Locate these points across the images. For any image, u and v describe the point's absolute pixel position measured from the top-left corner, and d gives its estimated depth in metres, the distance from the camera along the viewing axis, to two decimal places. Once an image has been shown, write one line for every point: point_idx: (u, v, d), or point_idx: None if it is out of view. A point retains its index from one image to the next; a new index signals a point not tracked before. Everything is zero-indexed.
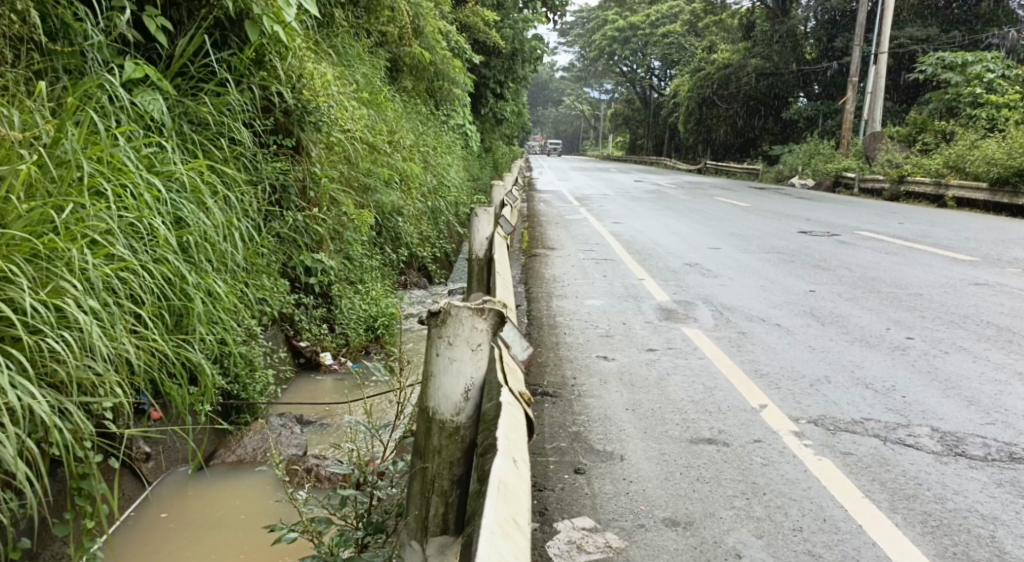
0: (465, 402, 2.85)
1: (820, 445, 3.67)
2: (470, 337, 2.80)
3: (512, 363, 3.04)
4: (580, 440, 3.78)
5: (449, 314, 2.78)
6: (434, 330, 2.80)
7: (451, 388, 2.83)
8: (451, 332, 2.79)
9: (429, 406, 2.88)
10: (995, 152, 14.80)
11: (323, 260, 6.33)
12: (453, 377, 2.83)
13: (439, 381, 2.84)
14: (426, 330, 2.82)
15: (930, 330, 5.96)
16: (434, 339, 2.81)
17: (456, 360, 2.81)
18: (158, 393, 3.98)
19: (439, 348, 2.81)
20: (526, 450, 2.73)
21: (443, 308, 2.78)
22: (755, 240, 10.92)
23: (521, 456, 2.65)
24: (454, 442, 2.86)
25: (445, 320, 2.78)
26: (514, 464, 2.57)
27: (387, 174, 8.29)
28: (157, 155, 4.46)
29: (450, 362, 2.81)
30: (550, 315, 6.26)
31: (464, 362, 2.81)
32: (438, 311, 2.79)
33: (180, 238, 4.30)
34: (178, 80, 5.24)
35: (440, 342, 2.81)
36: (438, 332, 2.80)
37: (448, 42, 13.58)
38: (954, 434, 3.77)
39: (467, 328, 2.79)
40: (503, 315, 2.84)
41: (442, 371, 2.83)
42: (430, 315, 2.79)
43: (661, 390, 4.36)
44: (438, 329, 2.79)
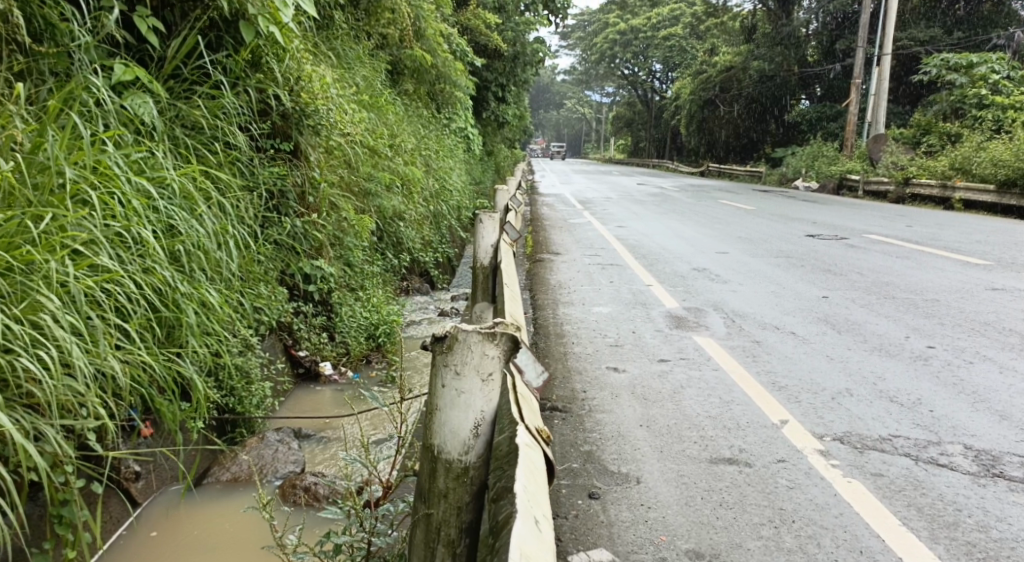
0: (474, 439, 2.67)
1: (848, 466, 3.46)
2: (479, 365, 2.61)
3: (524, 391, 2.86)
4: (593, 461, 3.58)
5: (455, 339, 2.59)
6: (439, 357, 2.61)
7: (458, 423, 2.65)
8: (458, 360, 2.59)
9: (434, 444, 2.69)
10: (1003, 154, 14.55)
11: (323, 267, 6.14)
12: (460, 410, 2.65)
13: (445, 415, 2.66)
14: (431, 358, 2.63)
15: (951, 338, 5.75)
16: (439, 368, 2.63)
17: (463, 392, 2.63)
18: (146, 410, 3.78)
19: (445, 379, 2.63)
20: (545, 502, 2.50)
21: (449, 332, 2.59)
22: (763, 244, 10.70)
23: (542, 512, 2.42)
24: (461, 484, 2.68)
25: (451, 346, 2.59)
26: (535, 523, 2.36)
27: (388, 179, 8.10)
28: (148, 160, 4.27)
29: (458, 393, 2.63)
30: (557, 324, 6.07)
31: (472, 394, 2.63)
32: (445, 336, 2.60)
33: (172, 247, 4.10)
34: (171, 82, 5.04)
35: (446, 372, 2.62)
36: (443, 360, 2.61)
37: (450, 45, 13.39)
38: (989, 453, 3.57)
39: (476, 355, 2.60)
40: (517, 340, 2.63)
41: (448, 404, 2.64)
42: (435, 341, 2.60)
43: (675, 404, 4.16)
44: (443, 355, 2.60)
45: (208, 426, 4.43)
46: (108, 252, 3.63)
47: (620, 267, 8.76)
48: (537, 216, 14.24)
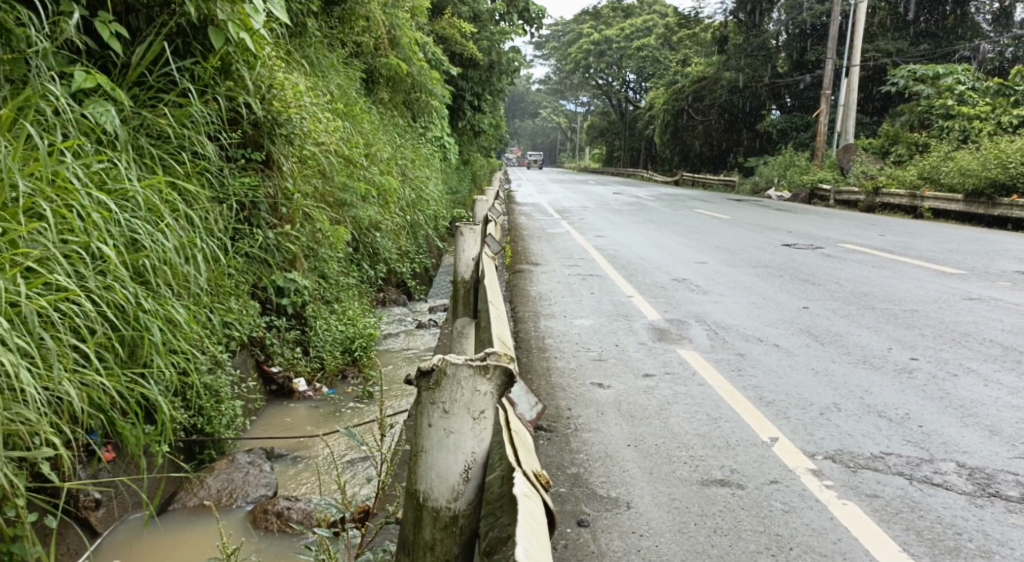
0: (464, 484, 2.56)
1: (842, 487, 3.40)
2: (470, 402, 2.49)
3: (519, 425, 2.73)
4: (581, 484, 3.46)
5: (443, 374, 2.47)
6: (425, 395, 2.50)
7: (447, 465, 2.54)
8: (447, 397, 2.48)
9: (420, 491, 2.57)
10: (970, 163, 14.65)
11: (296, 280, 6.00)
12: (448, 452, 2.53)
13: (433, 457, 2.54)
14: (417, 395, 2.52)
15: (934, 350, 5.69)
16: (426, 406, 2.51)
17: (453, 431, 2.51)
18: (107, 433, 3.66)
19: (433, 418, 2.51)
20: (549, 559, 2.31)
21: (436, 366, 2.47)
22: (741, 253, 10.66)
23: None
24: (450, 534, 2.56)
25: (439, 382, 2.48)
26: None
27: (363, 189, 7.95)
28: (109, 171, 4.13)
29: (446, 434, 2.52)
30: (538, 337, 5.95)
31: (463, 434, 2.52)
32: (432, 370, 2.48)
33: (136, 262, 3.97)
34: (135, 90, 4.88)
35: (433, 410, 2.50)
36: (430, 397, 2.50)
37: (425, 53, 13.27)
38: (983, 471, 3.52)
39: (467, 391, 2.48)
40: (511, 373, 2.51)
41: (435, 446, 2.53)
42: (421, 376, 2.48)
43: (663, 422, 4.05)
44: (430, 392, 2.49)
45: (174, 447, 4.34)
46: (63, 269, 3.50)
47: (600, 278, 8.69)
48: (515, 225, 14.12)
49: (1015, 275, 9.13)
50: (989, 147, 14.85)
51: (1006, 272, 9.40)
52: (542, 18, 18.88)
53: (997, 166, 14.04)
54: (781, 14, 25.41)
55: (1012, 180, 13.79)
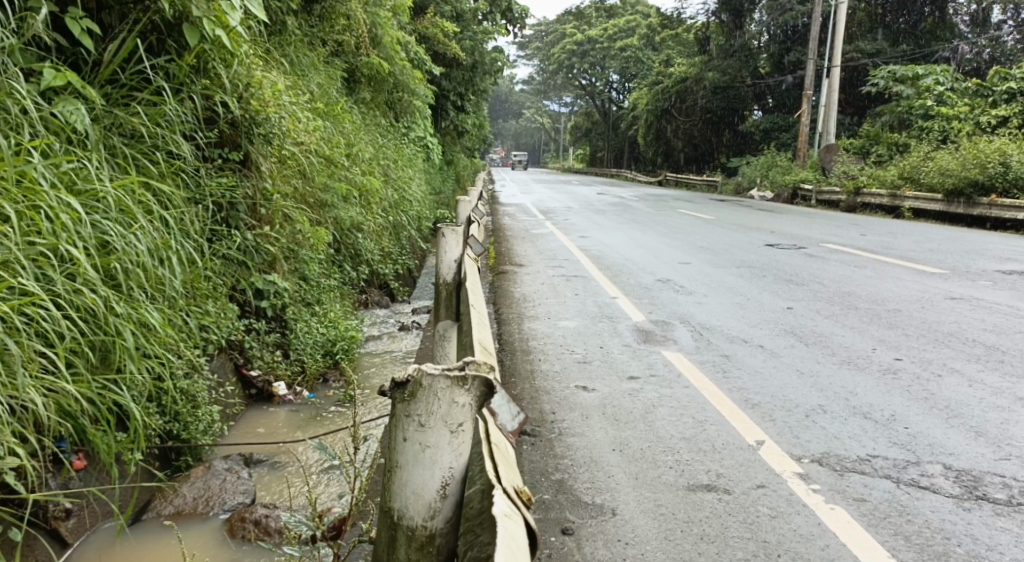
0: (441, 501, 2.51)
1: (829, 491, 3.36)
2: (447, 415, 2.44)
3: (500, 438, 2.67)
4: (565, 491, 3.41)
5: (419, 386, 2.42)
6: (400, 407, 2.45)
7: (423, 481, 2.49)
8: (422, 410, 2.44)
9: (394, 508, 2.52)
10: (950, 163, 14.71)
11: (275, 282, 5.93)
12: (424, 467, 2.49)
13: (408, 473, 2.49)
14: (392, 407, 2.47)
15: (918, 350, 5.67)
16: (401, 418, 2.47)
17: (430, 445, 2.46)
18: (78, 440, 3.63)
19: (408, 432, 2.46)
20: None
21: (411, 377, 2.42)
22: (724, 253, 10.65)
23: None
24: (426, 554, 2.51)
25: (414, 393, 2.43)
26: None
27: (344, 190, 7.87)
28: (79, 171, 4.08)
29: (422, 448, 2.47)
30: (522, 339, 5.89)
31: (440, 449, 2.47)
32: (407, 382, 2.43)
33: (107, 264, 3.92)
34: (108, 88, 4.82)
35: (409, 423, 2.46)
36: (405, 409, 2.45)
37: (407, 52, 13.18)
38: (970, 473, 3.49)
39: (444, 403, 2.43)
40: (489, 384, 2.45)
41: (411, 461, 2.48)
42: (396, 388, 2.44)
43: (648, 426, 3.99)
44: (405, 404, 2.44)
45: (149, 454, 4.32)
46: (28, 272, 3.48)
47: (584, 279, 8.65)
48: (499, 226, 14.04)
49: (996, 275, 9.15)
50: (969, 147, 14.94)
51: (987, 271, 9.43)
52: (525, 17, 18.85)
53: (976, 166, 14.10)
54: (763, 15, 25.49)
55: (992, 179, 13.85)
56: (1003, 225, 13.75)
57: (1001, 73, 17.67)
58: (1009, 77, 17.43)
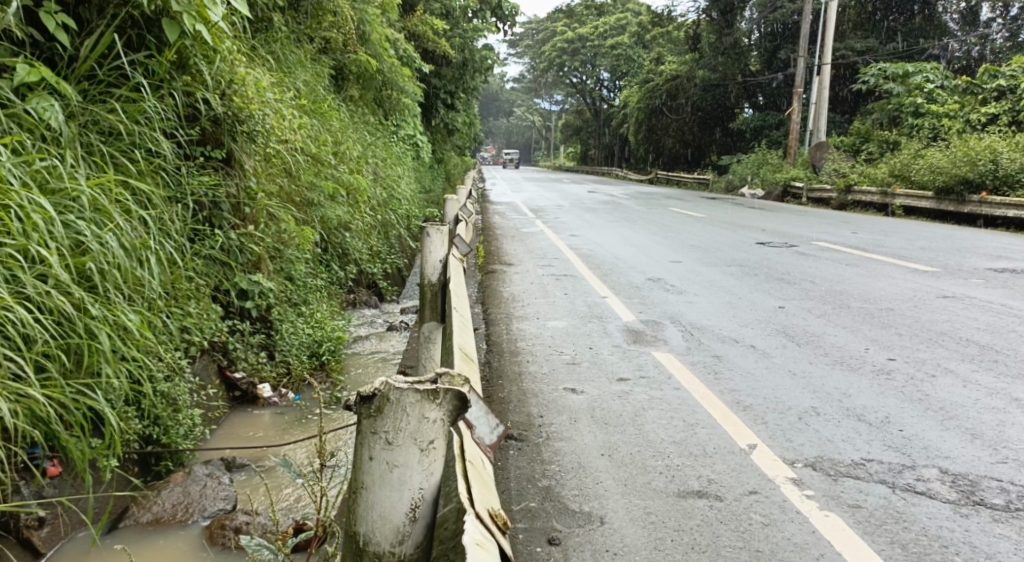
0: (411, 525, 2.42)
1: (824, 497, 3.28)
2: (416, 431, 2.36)
3: (475, 456, 2.59)
4: (551, 498, 3.32)
5: (386, 400, 2.34)
6: (366, 423, 2.36)
7: (391, 503, 2.40)
8: (390, 427, 2.35)
9: (360, 533, 2.43)
10: (940, 161, 14.69)
11: (260, 282, 5.82)
12: (392, 489, 2.40)
13: (375, 495, 2.40)
14: (358, 424, 2.38)
15: (911, 349, 5.61)
16: (367, 435, 2.38)
17: (398, 465, 2.38)
18: (52, 445, 3.56)
19: (375, 450, 2.38)
20: None
21: (378, 391, 2.34)
22: (715, 252, 10.58)
23: None
24: None
25: (381, 408, 2.34)
26: None
27: (331, 189, 7.75)
28: (51, 168, 4.00)
29: (390, 468, 2.38)
30: (510, 341, 5.79)
31: (408, 468, 2.38)
32: (374, 397, 2.35)
33: (81, 265, 3.83)
34: (84, 84, 4.71)
35: (376, 441, 2.37)
36: (371, 425, 2.37)
37: (396, 50, 13.04)
38: (966, 477, 3.42)
39: (414, 419, 2.35)
40: (463, 398, 2.38)
41: (378, 482, 2.40)
42: (362, 402, 2.35)
43: (638, 430, 3.91)
44: (371, 420, 2.36)
45: (129, 458, 4.24)
46: None
47: (574, 278, 8.56)
48: (489, 225, 13.93)
49: (988, 273, 9.10)
50: (959, 145, 14.92)
51: (978, 269, 9.38)
52: (515, 15, 18.74)
53: (966, 163, 14.08)
54: (753, 13, 25.44)
55: (982, 177, 13.83)
56: (993, 222, 13.74)
57: (990, 71, 17.65)
58: (998, 75, 17.42)
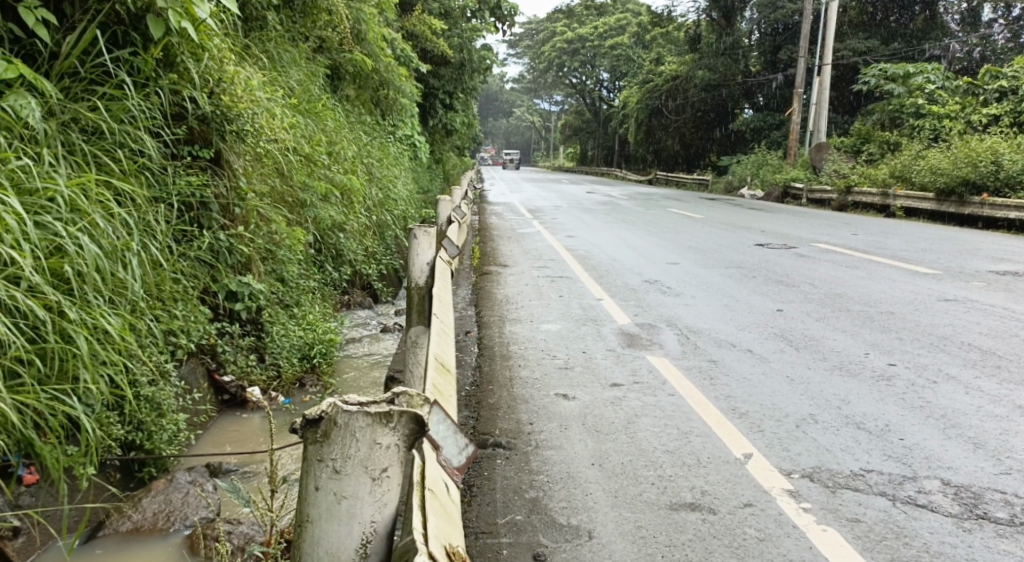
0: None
1: (822, 510, 3.17)
2: (367, 459, 2.31)
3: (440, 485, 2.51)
4: (538, 511, 3.22)
5: (333, 424, 2.28)
6: (312, 449, 2.30)
7: (339, 538, 2.35)
8: (337, 454, 2.30)
9: None
10: (941, 162, 14.58)
11: (250, 283, 5.70)
12: (341, 522, 2.35)
13: (321, 530, 2.35)
14: (303, 449, 2.32)
15: (911, 355, 5.50)
16: (314, 464, 2.32)
17: (347, 496, 2.33)
18: (26, 453, 3.47)
19: (321, 480, 2.33)
20: None
21: (325, 415, 2.28)
22: (713, 253, 10.47)
23: None
24: None
25: (328, 433, 2.28)
26: None
27: (324, 189, 7.63)
28: (28, 168, 3.92)
29: (338, 499, 2.34)
30: (502, 344, 5.69)
31: (358, 500, 2.34)
32: (321, 421, 2.29)
33: (57, 268, 3.74)
34: (66, 82, 4.62)
35: (322, 470, 2.32)
36: (317, 452, 2.31)
37: (393, 49, 12.90)
38: (969, 489, 3.31)
39: (364, 445, 2.30)
40: (418, 421, 2.33)
41: (326, 514, 2.35)
42: (308, 427, 2.29)
43: (631, 438, 3.80)
44: (318, 446, 2.30)
45: (112, 464, 4.16)
46: None
47: (570, 280, 8.45)
48: (485, 225, 13.82)
49: (990, 276, 8.99)
50: (960, 146, 14.81)
51: (980, 271, 9.28)
52: (514, 15, 18.62)
53: (968, 164, 13.97)
54: (754, 13, 25.32)
55: (983, 178, 13.73)
56: (994, 224, 13.65)
57: (991, 72, 17.54)
58: (1000, 76, 17.29)
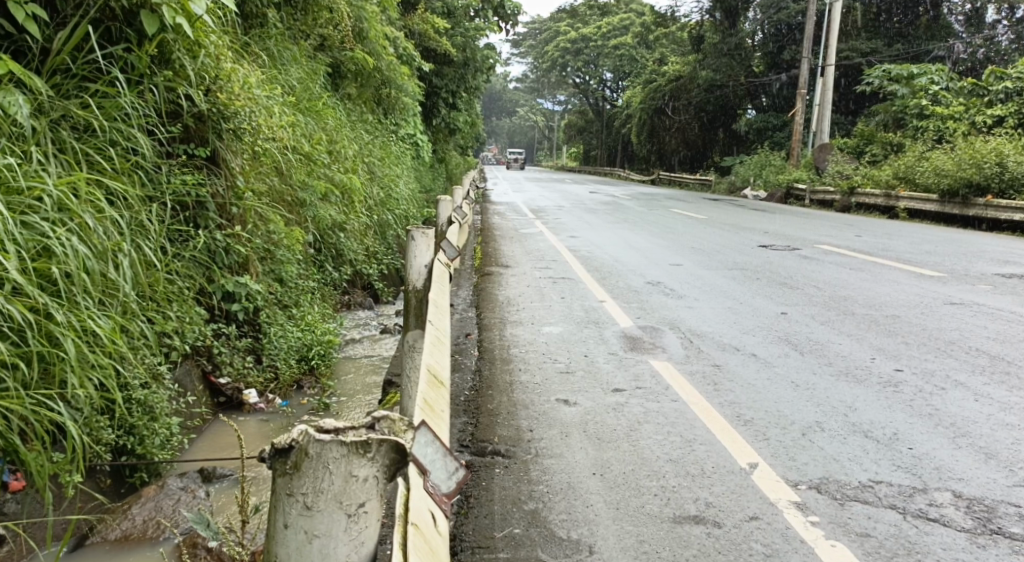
0: None
1: (830, 524, 3.07)
2: (342, 493, 2.18)
3: (426, 515, 2.40)
4: (537, 524, 3.13)
5: (304, 455, 2.14)
6: (282, 482, 2.17)
7: None
8: (309, 488, 2.16)
9: None
10: (945, 163, 14.45)
11: (249, 284, 5.61)
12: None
13: None
14: (271, 481, 2.19)
15: (919, 360, 5.39)
16: (282, 497, 2.19)
17: (319, 534, 2.19)
18: (10, 459, 3.42)
19: (290, 517, 2.19)
20: None
21: (296, 444, 2.14)
22: (716, 255, 10.35)
23: None
24: None
25: (298, 465, 2.15)
26: None
27: (324, 188, 7.52)
28: (16, 167, 3.86)
29: (309, 538, 2.19)
30: (502, 347, 5.59)
31: (332, 538, 2.20)
32: (291, 450, 2.15)
33: (43, 270, 3.68)
34: (56, 80, 4.55)
35: (292, 504, 2.18)
36: (287, 486, 2.17)
37: (396, 48, 12.84)
38: (981, 502, 3.21)
39: (339, 478, 2.17)
40: (400, 450, 2.21)
41: (294, 552, 2.20)
42: (278, 458, 2.16)
43: (632, 446, 3.72)
44: (287, 478, 2.17)
45: (102, 470, 4.09)
46: None
47: (572, 281, 8.36)
48: (487, 225, 13.73)
49: (996, 279, 8.88)
50: (965, 147, 14.69)
51: (986, 274, 9.17)
52: (518, 14, 18.48)
53: (972, 166, 13.83)
54: (756, 15, 25.23)
55: (987, 180, 13.61)
56: (998, 226, 13.54)
57: (996, 73, 17.39)
58: (1005, 77, 17.16)
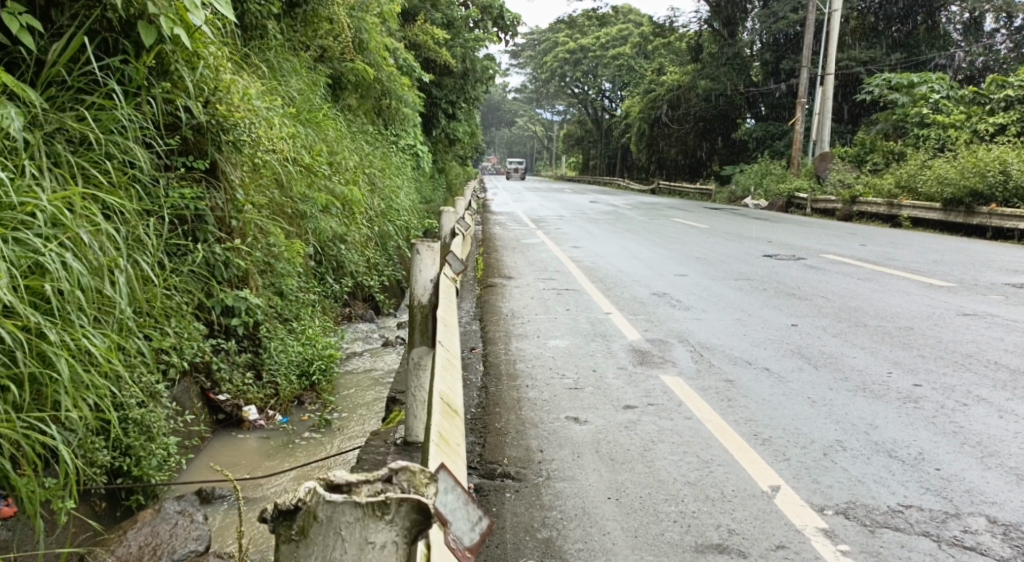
0: None
1: (861, 553, 2.94)
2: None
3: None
4: (552, 554, 3.00)
5: (313, 519, 2.01)
6: (288, 549, 2.04)
7: None
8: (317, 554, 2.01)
9: None
10: (948, 172, 14.33)
11: (248, 298, 5.47)
12: None
13: None
14: (278, 547, 2.06)
15: (937, 375, 5.24)
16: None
17: None
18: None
19: None
20: None
21: (303, 506, 2.02)
22: (721, 265, 10.20)
23: None
24: None
25: (307, 530, 2.02)
26: None
27: (324, 200, 7.39)
28: (10, 182, 3.73)
29: None
30: (508, 362, 5.44)
31: None
32: (298, 512, 2.03)
33: (35, 288, 3.54)
34: (51, 92, 4.42)
35: None
36: (294, 553, 2.04)
37: (396, 59, 12.74)
38: (1018, 528, 3.08)
39: (354, 544, 2.01)
40: (421, 511, 2.02)
41: None
42: (284, 522, 2.04)
43: (647, 467, 3.58)
44: (293, 545, 2.03)
45: (96, 492, 3.93)
46: None
47: (577, 293, 8.21)
48: (489, 236, 13.60)
49: (1006, 289, 8.73)
50: (968, 156, 14.58)
51: (996, 285, 9.02)
52: (517, 25, 18.40)
53: (975, 174, 13.70)
54: (755, 25, 25.19)
55: (992, 189, 13.48)
56: (1003, 234, 13.39)
57: (998, 81, 17.29)
58: (1006, 85, 17.06)
